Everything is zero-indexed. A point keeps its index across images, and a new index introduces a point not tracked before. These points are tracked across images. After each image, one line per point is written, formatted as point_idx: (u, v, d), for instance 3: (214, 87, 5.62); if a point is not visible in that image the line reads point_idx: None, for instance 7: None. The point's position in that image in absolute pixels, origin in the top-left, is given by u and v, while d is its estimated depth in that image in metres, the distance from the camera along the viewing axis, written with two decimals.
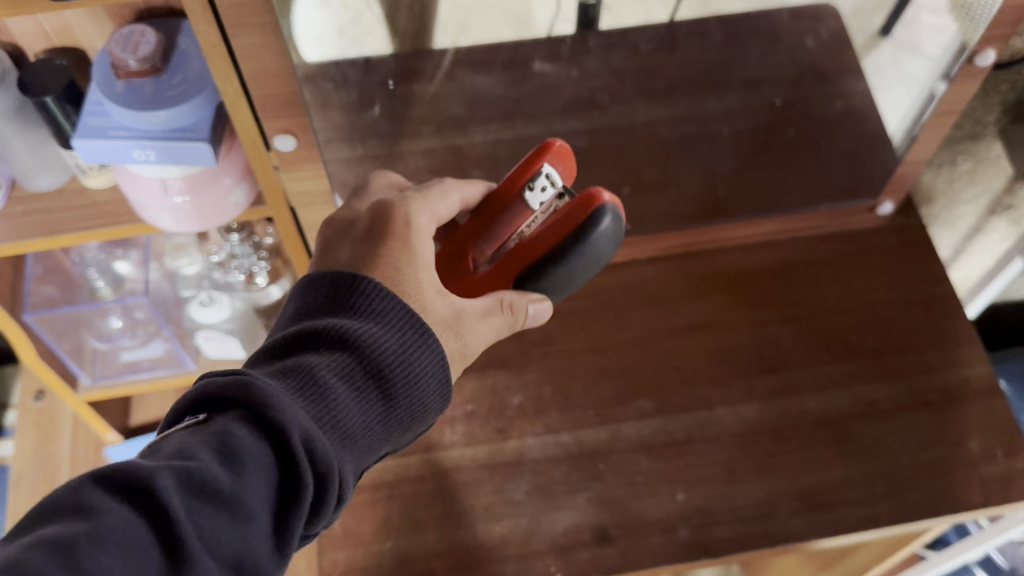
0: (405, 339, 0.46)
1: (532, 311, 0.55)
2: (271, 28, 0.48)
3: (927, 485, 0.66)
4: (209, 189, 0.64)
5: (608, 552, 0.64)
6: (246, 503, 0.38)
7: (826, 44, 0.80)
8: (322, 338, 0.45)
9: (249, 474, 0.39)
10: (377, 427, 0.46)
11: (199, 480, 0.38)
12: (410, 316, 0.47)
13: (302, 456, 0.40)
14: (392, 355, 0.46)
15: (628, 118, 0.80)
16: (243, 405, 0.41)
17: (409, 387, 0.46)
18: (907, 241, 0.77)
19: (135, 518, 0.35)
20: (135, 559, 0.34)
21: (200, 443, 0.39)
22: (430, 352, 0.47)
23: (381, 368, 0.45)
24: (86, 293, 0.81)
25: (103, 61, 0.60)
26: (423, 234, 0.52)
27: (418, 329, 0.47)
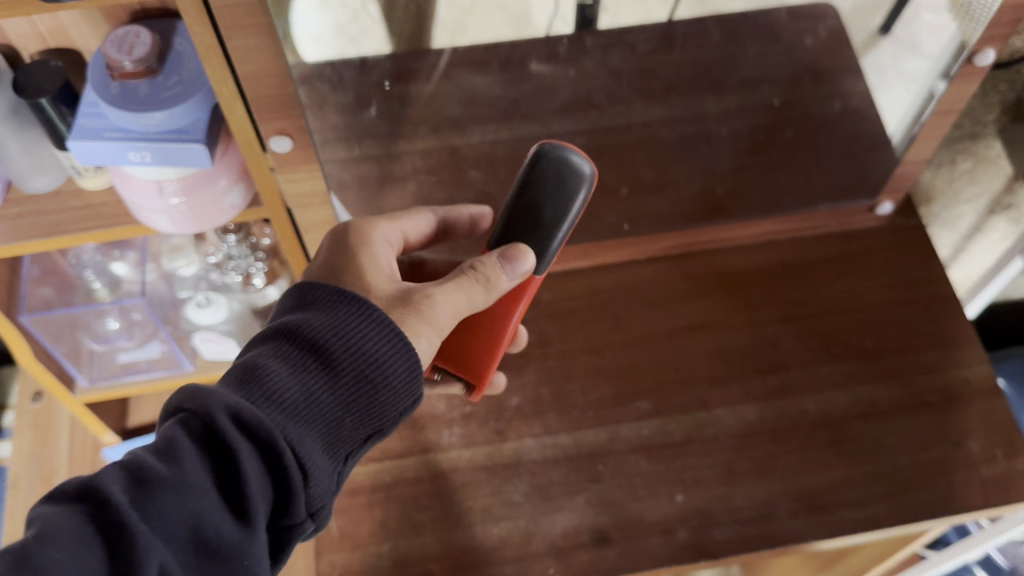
0: (343, 317, 0.47)
1: (500, 268, 0.53)
2: (266, 29, 0.48)
3: (927, 486, 0.66)
4: (205, 191, 0.63)
5: (607, 554, 0.63)
6: (190, 487, 0.41)
7: (825, 43, 0.79)
8: (269, 336, 0.47)
9: (184, 458, 0.41)
10: (337, 405, 0.46)
11: (141, 473, 0.40)
12: (346, 297, 0.48)
13: (233, 435, 0.42)
14: (333, 333, 0.47)
15: (626, 118, 0.79)
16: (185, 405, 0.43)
17: (361, 361, 0.47)
18: (906, 240, 0.77)
19: (81, 516, 0.39)
20: (80, 550, 0.37)
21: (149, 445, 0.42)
22: (375, 324, 0.47)
23: (323, 348, 0.46)
24: (83, 293, 0.81)
25: (98, 63, 0.59)
26: (375, 239, 0.55)
27: (355, 306, 0.48)
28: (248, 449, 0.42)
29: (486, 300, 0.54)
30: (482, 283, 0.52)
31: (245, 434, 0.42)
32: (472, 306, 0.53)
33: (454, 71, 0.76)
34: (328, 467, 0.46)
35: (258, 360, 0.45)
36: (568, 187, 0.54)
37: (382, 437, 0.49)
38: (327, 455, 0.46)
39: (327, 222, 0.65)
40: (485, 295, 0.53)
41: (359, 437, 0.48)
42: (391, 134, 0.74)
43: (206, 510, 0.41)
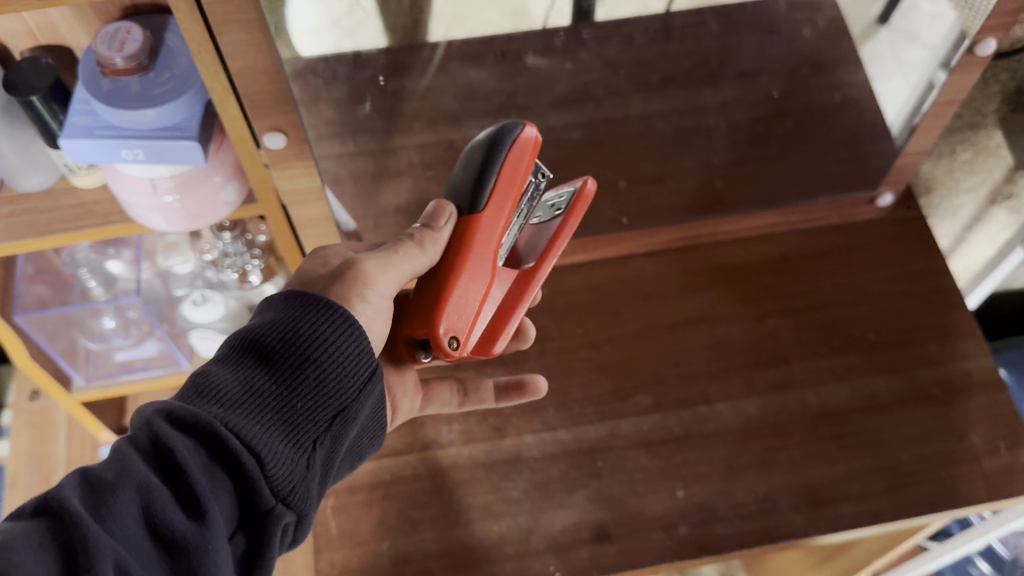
0: (282, 309, 0.47)
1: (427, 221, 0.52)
2: (259, 24, 0.47)
3: (929, 480, 0.65)
4: (200, 189, 0.63)
5: (608, 550, 0.63)
6: (137, 481, 0.39)
7: (823, 33, 0.78)
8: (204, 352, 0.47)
9: (130, 460, 0.40)
10: (276, 386, 0.45)
11: (89, 480, 0.39)
12: (280, 293, 0.49)
13: (164, 428, 0.41)
14: (270, 327, 0.47)
15: (624, 110, 0.79)
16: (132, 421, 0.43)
17: (295, 343, 0.46)
18: (907, 232, 0.76)
19: (34, 528, 0.36)
20: (38, 556, 0.35)
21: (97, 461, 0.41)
22: (313, 309, 0.47)
23: (256, 338, 0.46)
24: (79, 292, 0.80)
25: (89, 59, 0.59)
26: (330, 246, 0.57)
27: (288, 298, 0.48)
28: (186, 440, 0.41)
29: (428, 261, 0.52)
30: (413, 239, 0.51)
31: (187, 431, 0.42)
32: (415, 270, 0.52)
33: (450, 64, 0.75)
34: (290, 452, 0.45)
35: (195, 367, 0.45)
36: (493, 140, 0.51)
37: (350, 420, 0.48)
38: (287, 442, 0.45)
39: (325, 219, 0.64)
40: (419, 250, 0.51)
41: (318, 419, 0.46)
42: (387, 128, 0.73)
43: (162, 506, 0.39)
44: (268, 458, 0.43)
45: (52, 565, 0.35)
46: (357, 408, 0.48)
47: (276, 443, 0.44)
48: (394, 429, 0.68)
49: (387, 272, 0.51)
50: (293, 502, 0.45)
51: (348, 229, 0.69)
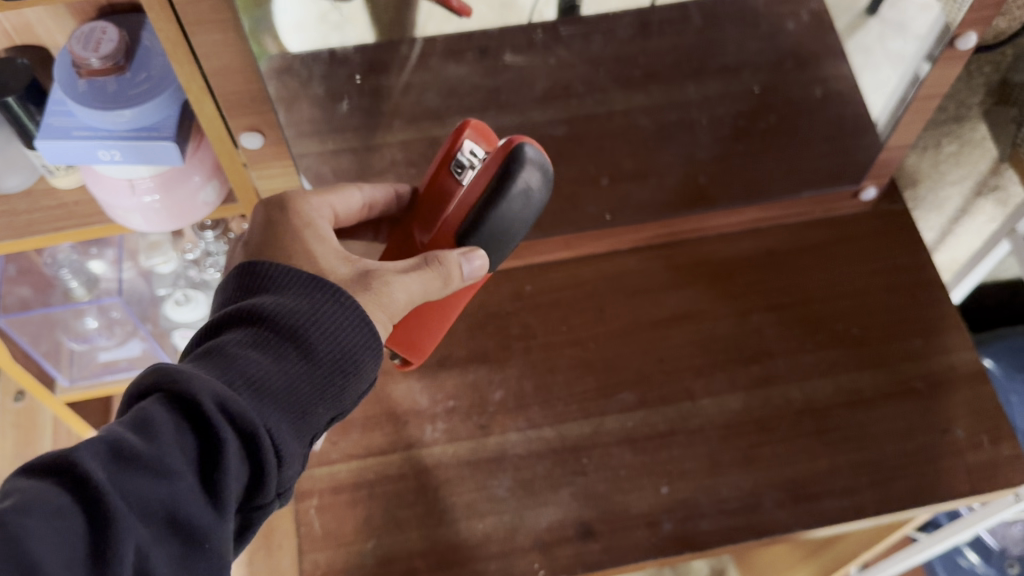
0: (321, 300, 0.47)
1: (463, 262, 0.54)
2: (232, 25, 0.47)
3: (912, 474, 0.65)
4: (179, 189, 0.62)
5: (592, 547, 0.63)
6: (171, 466, 0.39)
7: (808, 27, 0.78)
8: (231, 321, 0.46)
9: (167, 442, 0.39)
10: (306, 385, 0.45)
11: (117, 449, 0.38)
12: (316, 280, 0.47)
13: (215, 418, 0.40)
14: (310, 320, 0.46)
15: (607, 107, 0.79)
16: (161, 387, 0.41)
17: (330, 344, 0.46)
18: (891, 226, 0.76)
19: (61, 493, 0.36)
20: (57, 522, 0.35)
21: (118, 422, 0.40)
22: (347, 310, 0.47)
23: (295, 330, 0.45)
24: (61, 293, 0.80)
25: (64, 60, 0.58)
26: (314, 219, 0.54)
27: (326, 290, 0.47)
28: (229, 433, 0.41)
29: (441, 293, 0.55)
30: (444, 279, 0.53)
31: (228, 417, 0.41)
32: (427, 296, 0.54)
33: (430, 59, 0.75)
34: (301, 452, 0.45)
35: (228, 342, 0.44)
36: (538, 191, 0.55)
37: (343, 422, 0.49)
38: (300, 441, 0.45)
39: None
40: (442, 288, 0.54)
41: (326, 421, 0.47)
42: (368, 125, 0.72)
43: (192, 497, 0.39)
44: (289, 457, 0.44)
45: (75, 531, 0.35)
46: (351, 410, 0.49)
47: (295, 444, 0.44)
48: (378, 429, 0.68)
49: (407, 301, 0.52)
50: (286, 497, 0.46)
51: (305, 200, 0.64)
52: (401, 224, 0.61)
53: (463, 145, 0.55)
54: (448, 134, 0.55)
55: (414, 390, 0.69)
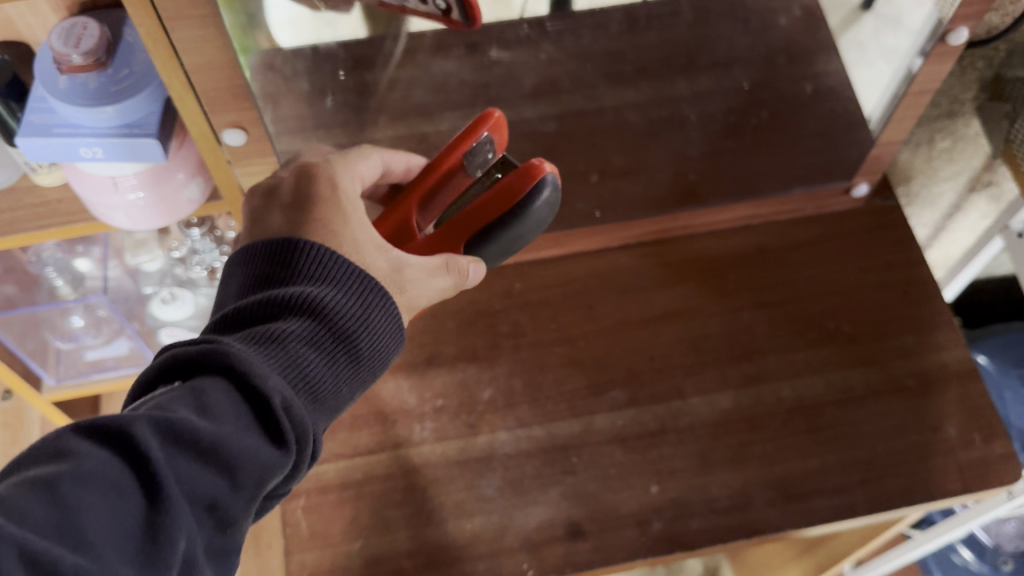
0: (365, 303, 0.49)
1: (472, 270, 0.58)
2: (213, 20, 0.46)
3: (904, 473, 0.65)
4: (164, 185, 0.62)
5: (582, 547, 0.63)
6: (229, 458, 0.40)
7: (799, 22, 0.77)
8: (281, 307, 0.46)
9: (228, 435, 0.40)
10: (341, 383, 0.48)
11: (180, 432, 0.39)
12: (366, 282, 0.49)
13: (280, 418, 0.43)
14: (357, 323, 0.48)
15: (596, 103, 0.78)
16: (219, 372, 0.42)
17: (369, 347, 0.49)
18: (883, 223, 0.76)
19: (124, 470, 0.37)
20: (115, 497, 0.36)
21: (176, 398, 0.40)
22: (387, 316, 0.50)
23: (343, 331, 0.47)
24: (46, 292, 0.79)
25: (46, 56, 0.57)
26: (351, 196, 0.53)
27: (374, 293, 0.49)
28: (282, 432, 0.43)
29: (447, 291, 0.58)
30: (456, 286, 0.57)
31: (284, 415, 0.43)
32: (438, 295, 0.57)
33: (417, 54, 0.73)
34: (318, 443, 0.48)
35: (282, 333, 0.45)
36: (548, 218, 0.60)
37: None
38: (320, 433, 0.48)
39: None
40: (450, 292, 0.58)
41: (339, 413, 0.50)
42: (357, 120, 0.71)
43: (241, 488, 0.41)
44: (315, 450, 0.47)
45: (131, 510, 0.36)
46: None
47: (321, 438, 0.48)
48: (366, 428, 0.67)
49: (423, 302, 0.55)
50: None
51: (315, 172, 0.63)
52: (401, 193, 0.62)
53: (482, 137, 0.61)
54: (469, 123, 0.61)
55: (403, 389, 0.69)
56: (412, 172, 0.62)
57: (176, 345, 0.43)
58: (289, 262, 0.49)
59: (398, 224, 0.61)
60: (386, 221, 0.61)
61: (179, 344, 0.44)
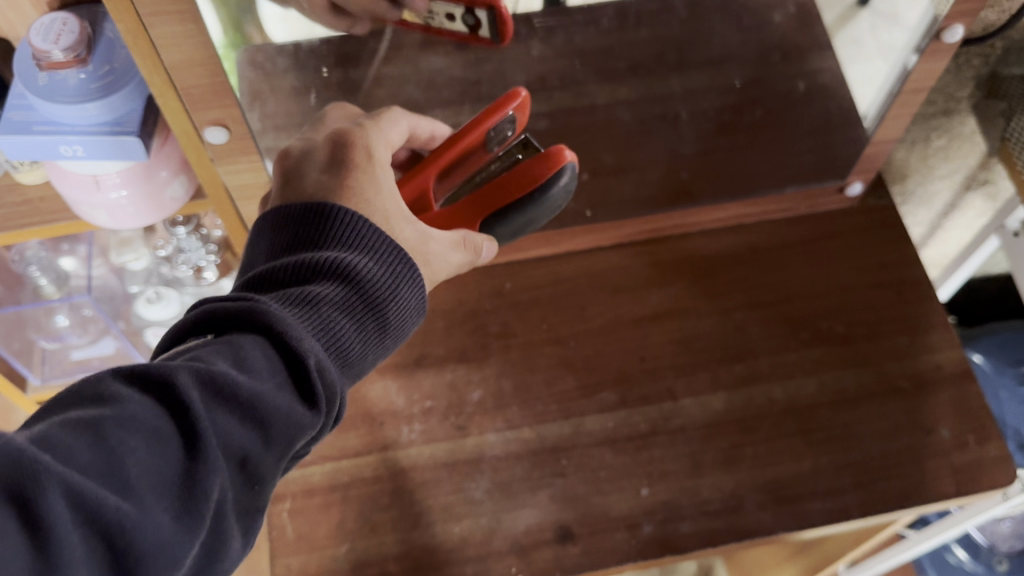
0: (396, 272, 0.48)
1: (486, 250, 0.58)
2: (192, 15, 0.46)
3: (897, 476, 0.64)
4: (146, 184, 0.61)
5: (571, 551, 0.62)
6: (266, 414, 0.40)
7: (795, 18, 0.77)
8: (316, 269, 0.45)
9: (266, 392, 0.40)
10: (369, 350, 0.48)
11: (220, 385, 0.38)
12: (396, 251, 0.49)
13: (315, 380, 0.42)
14: (388, 291, 0.48)
15: (591, 99, 0.77)
16: (256, 330, 0.42)
17: (397, 316, 0.49)
18: (877, 222, 0.75)
19: (164, 418, 0.36)
20: (156, 444, 0.36)
21: (215, 352, 0.40)
22: (414, 285, 0.49)
23: (374, 298, 0.47)
24: (30, 291, 0.78)
25: (25, 53, 0.56)
26: (383, 163, 0.52)
27: (404, 264, 0.49)
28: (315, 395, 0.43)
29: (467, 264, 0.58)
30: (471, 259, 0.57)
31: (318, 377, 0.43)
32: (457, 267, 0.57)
33: (404, 49, 0.73)
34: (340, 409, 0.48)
35: (317, 296, 0.44)
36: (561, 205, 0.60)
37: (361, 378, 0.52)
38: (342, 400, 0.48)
39: None
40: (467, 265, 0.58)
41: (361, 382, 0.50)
42: None
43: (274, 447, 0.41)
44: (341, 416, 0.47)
45: (170, 457, 0.36)
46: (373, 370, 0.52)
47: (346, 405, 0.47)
48: (354, 430, 0.66)
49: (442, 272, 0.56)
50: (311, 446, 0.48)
51: None
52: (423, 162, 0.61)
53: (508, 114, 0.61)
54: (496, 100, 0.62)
55: (391, 390, 0.68)
56: (434, 140, 0.62)
57: (212, 300, 0.42)
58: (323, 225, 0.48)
59: (418, 190, 0.60)
60: (408, 185, 0.60)
61: (214, 300, 0.43)
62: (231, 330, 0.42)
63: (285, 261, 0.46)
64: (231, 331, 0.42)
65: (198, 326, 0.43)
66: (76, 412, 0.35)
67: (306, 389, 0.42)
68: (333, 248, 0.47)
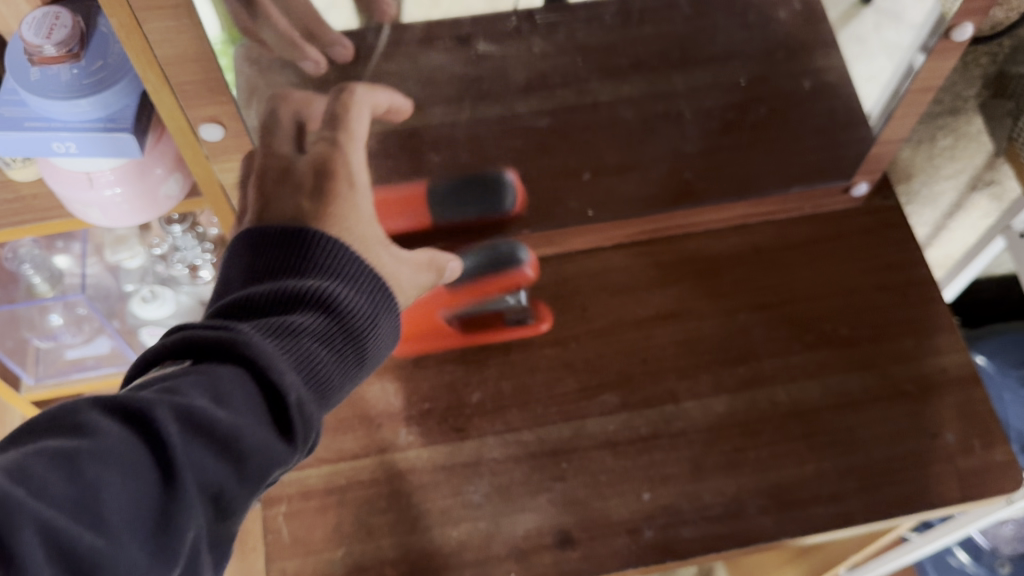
0: (372, 302, 0.49)
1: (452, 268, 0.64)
2: (187, 10, 0.45)
3: (902, 481, 0.63)
4: (140, 182, 0.60)
5: (570, 556, 0.61)
6: (244, 448, 0.40)
7: (803, 15, 0.71)
8: (297, 297, 0.45)
9: (245, 426, 0.40)
10: (343, 380, 0.48)
11: (200, 418, 0.38)
12: (372, 281, 0.50)
13: (292, 413, 0.42)
14: (364, 321, 0.48)
15: (594, 97, 0.74)
16: (234, 360, 0.42)
17: (371, 346, 0.49)
18: (883, 223, 0.74)
19: (142, 454, 0.36)
20: (134, 478, 0.35)
21: (194, 381, 0.39)
22: (389, 313, 0.50)
23: (352, 327, 0.47)
24: (24, 289, 0.76)
25: (16, 48, 0.55)
26: (358, 191, 0.55)
27: (379, 294, 0.50)
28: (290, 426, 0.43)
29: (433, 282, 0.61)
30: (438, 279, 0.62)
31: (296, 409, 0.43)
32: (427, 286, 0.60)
33: None
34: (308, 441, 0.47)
35: (297, 325, 0.44)
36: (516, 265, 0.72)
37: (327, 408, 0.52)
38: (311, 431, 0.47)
39: None
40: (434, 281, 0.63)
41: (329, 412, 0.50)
42: None
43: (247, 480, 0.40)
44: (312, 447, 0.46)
45: (148, 493, 0.35)
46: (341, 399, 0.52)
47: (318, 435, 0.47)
48: (351, 432, 0.65)
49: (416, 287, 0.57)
50: None
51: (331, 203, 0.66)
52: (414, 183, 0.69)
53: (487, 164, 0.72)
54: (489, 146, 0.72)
55: (389, 391, 0.67)
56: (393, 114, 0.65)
57: (188, 327, 0.42)
58: (301, 252, 0.48)
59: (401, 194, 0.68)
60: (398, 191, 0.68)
61: (189, 327, 0.43)
62: (209, 357, 0.42)
63: (263, 287, 0.46)
64: (207, 361, 0.41)
65: (174, 351, 0.42)
66: (50, 442, 0.35)
67: (282, 420, 0.42)
68: (312, 276, 0.47)
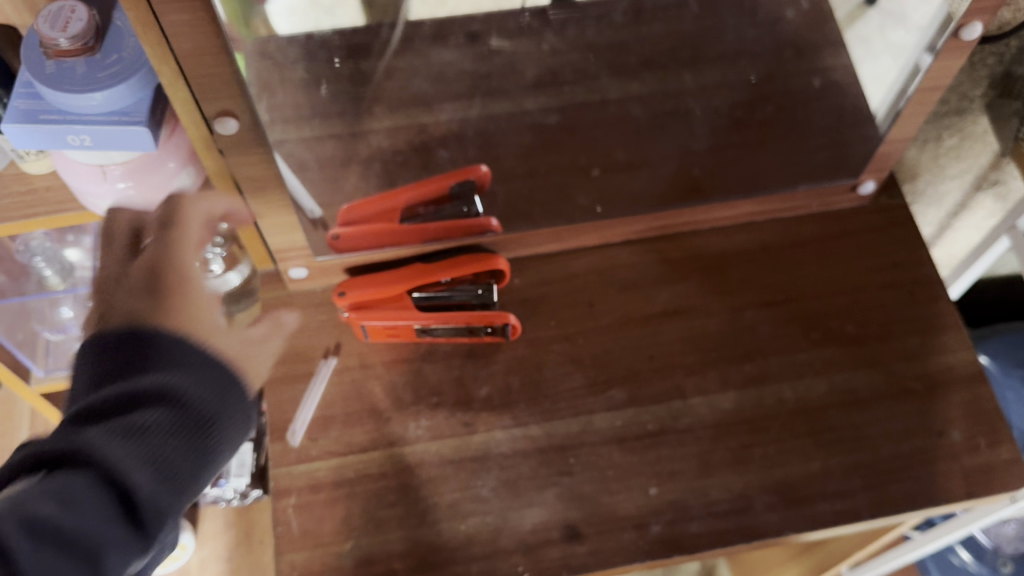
0: (223, 389, 0.49)
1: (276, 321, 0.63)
2: (203, 3, 0.45)
3: (908, 478, 0.63)
4: (153, 176, 0.60)
5: (578, 550, 0.61)
6: (91, 555, 0.43)
7: (805, 16, 0.76)
8: (139, 398, 0.46)
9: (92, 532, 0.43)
10: (206, 468, 0.49)
11: (41, 530, 0.41)
12: (220, 369, 0.50)
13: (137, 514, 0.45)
14: (216, 408, 0.48)
15: (602, 95, 0.76)
16: (72, 467, 0.44)
17: (231, 430, 0.49)
18: (889, 222, 0.74)
19: None
20: None
21: (31, 496, 0.42)
22: (241, 397, 0.50)
23: (204, 418, 0.48)
24: (36, 281, 0.77)
25: (32, 40, 0.56)
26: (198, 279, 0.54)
27: (228, 380, 0.50)
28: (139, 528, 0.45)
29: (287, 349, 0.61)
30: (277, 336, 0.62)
31: (143, 511, 0.45)
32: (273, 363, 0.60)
33: (415, 42, 0.73)
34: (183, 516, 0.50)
35: (142, 426, 0.45)
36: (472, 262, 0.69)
37: None
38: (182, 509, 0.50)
39: (283, 207, 0.61)
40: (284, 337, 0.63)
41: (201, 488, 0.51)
42: (354, 112, 0.69)
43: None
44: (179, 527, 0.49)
45: None
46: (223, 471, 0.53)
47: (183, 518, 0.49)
48: (360, 425, 0.66)
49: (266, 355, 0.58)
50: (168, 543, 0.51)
51: (312, 216, 0.65)
52: (385, 198, 0.68)
53: (465, 181, 0.71)
54: (455, 172, 0.71)
55: (398, 386, 0.67)
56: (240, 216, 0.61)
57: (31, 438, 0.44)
58: (149, 347, 0.49)
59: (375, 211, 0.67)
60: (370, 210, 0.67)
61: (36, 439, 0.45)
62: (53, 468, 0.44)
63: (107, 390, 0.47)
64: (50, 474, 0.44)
65: (23, 465, 0.45)
66: None
67: (127, 523, 0.45)
68: (159, 370, 0.48)
